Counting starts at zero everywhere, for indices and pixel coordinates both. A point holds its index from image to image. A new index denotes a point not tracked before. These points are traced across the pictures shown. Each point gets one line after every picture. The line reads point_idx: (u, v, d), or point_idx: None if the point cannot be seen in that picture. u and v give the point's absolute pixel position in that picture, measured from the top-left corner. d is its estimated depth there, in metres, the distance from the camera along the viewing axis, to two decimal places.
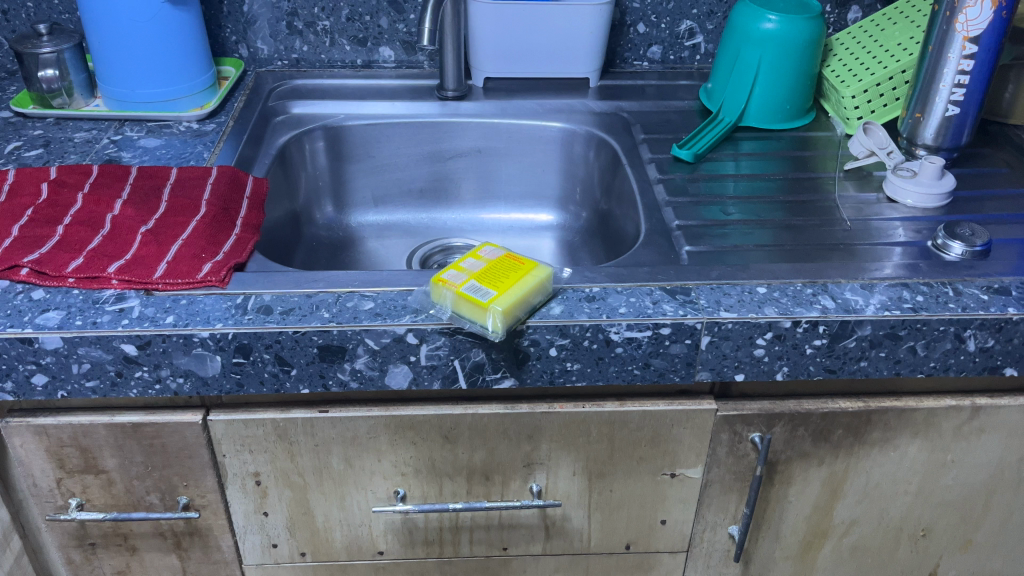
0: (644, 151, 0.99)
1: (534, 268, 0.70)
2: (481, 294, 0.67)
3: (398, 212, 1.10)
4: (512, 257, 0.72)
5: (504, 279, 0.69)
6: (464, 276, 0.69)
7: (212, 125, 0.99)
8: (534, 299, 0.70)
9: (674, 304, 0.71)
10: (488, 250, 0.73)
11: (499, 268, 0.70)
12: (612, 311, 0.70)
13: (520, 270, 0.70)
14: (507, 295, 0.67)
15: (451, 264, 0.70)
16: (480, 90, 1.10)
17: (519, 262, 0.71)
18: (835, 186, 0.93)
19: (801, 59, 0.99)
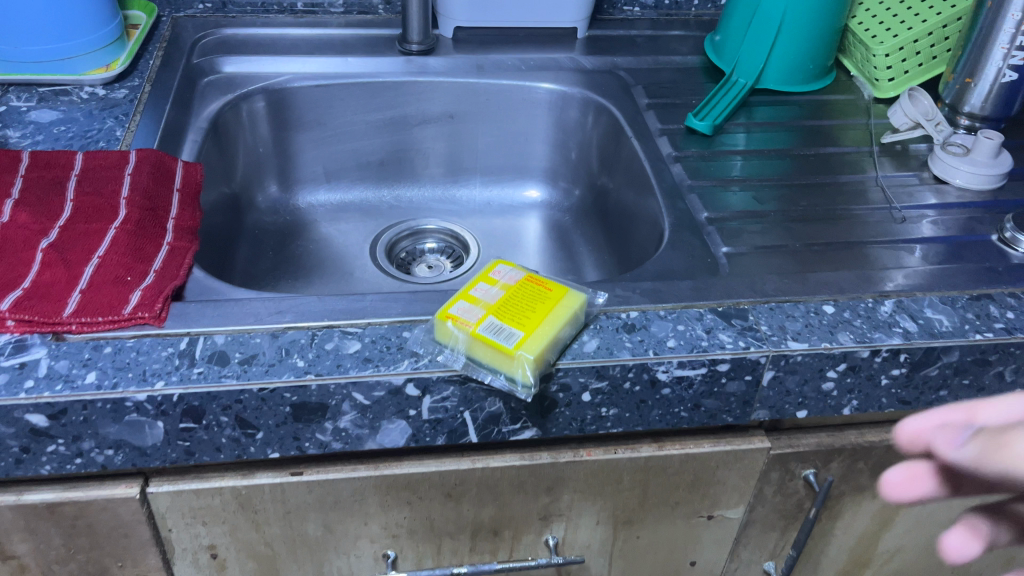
0: (650, 120, 0.85)
1: (564, 296, 0.57)
2: (505, 336, 0.53)
3: (354, 190, 0.93)
4: (533, 282, 0.59)
5: (529, 312, 0.55)
6: (479, 311, 0.55)
7: (123, 90, 0.79)
8: (566, 334, 0.56)
9: (731, 333, 0.58)
10: (502, 275, 0.59)
11: (520, 298, 0.57)
12: (658, 344, 0.57)
13: (547, 300, 0.56)
14: (537, 335, 0.53)
15: (460, 295, 0.56)
16: (448, 42, 0.93)
17: (543, 288, 0.58)
18: (872, 163, 0.80)
19: (829, 11, 0.86)
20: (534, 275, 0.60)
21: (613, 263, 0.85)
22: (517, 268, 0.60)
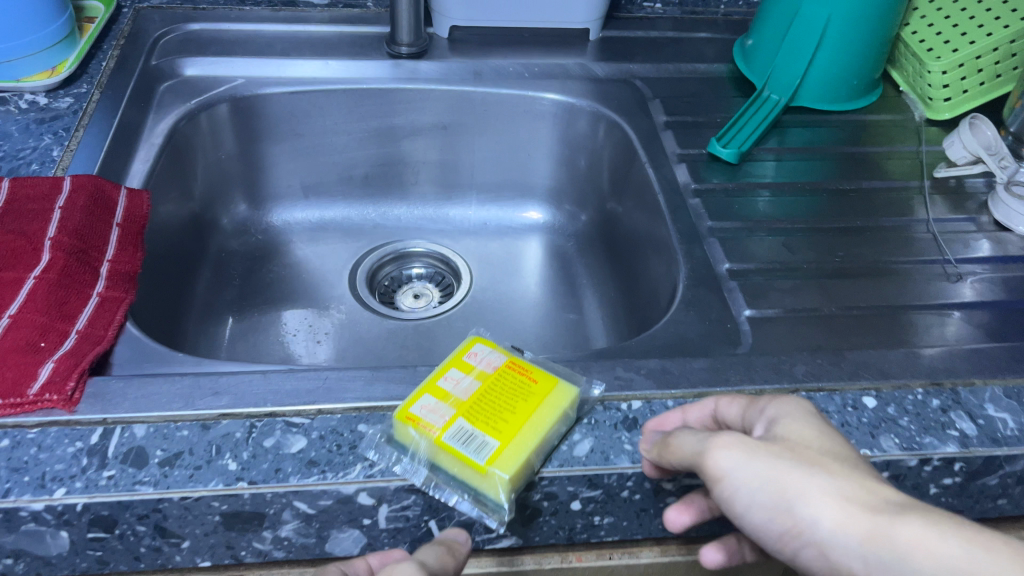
0: (668, 142, 0.74)
1: (551, 389, 0.48)
2: (477, 448, 0.45)
3: (335, 207, 0.84)
4: (514, 370, 0.51)
5: (508, 412, 0.47)
6: (449, 411, 0.47)
7: (68, 98, 0.70)
8: (555, 432, 0.47)
9: None
10: (478, 361, 0.51)
11: (498, 393, 0.49)
12: None
13: (530, 395, 0.48)
14: (515, 445, 0.45)
15: (427, 389, 0.49)
16: (443, 42, 0.82)
17: (526, 378, 0.50)
18: (922, 202, 0.70)
19: (880, 22, 0.74)
20: (517, 359, 0.52)
21: (619, 303, 0.75)
22: (497, 349, 0.53)
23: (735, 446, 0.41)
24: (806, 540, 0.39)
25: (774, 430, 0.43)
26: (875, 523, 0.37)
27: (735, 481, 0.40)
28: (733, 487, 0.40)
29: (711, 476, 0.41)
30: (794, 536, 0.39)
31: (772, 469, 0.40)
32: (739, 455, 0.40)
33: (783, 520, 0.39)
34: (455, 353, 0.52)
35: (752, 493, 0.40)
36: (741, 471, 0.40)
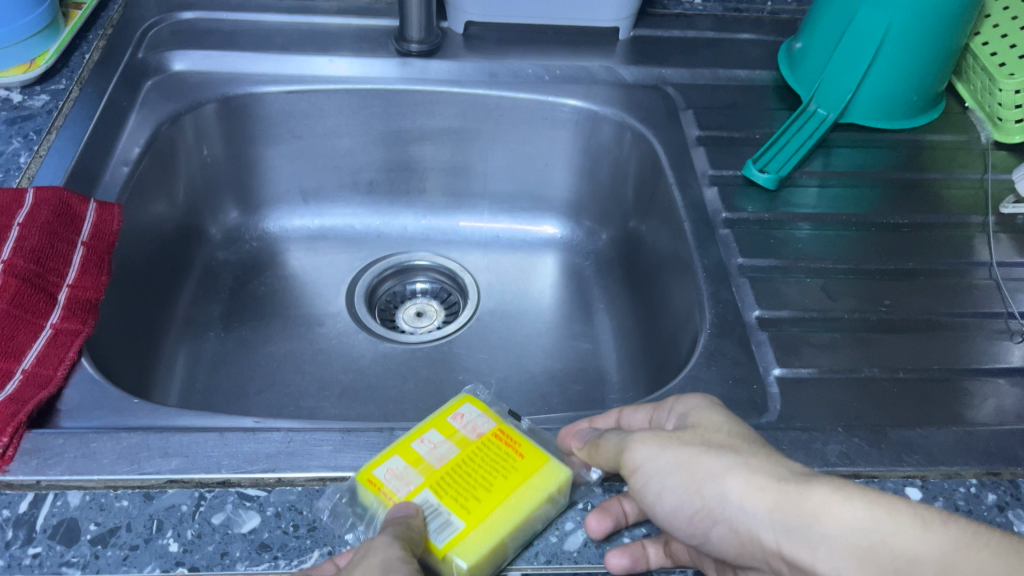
0: (699, 161, 0.67)
1: (540, 464, 0.43)
2: (440, 529, 0.40)
3: (336, 213, 0.78)
4: (501, 436, 0.45)
5: (482, 486, 0.42)
6: (417, 480, 0.42)
7: (44, 96, 0.65)
8: (536, 514, 0.41)
9: None
10: (461, 421, 0.46)
11: (477, 462, 0.43)
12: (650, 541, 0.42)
13: (511, 467, 0.43)
14: (484, 529, 0.39)
15: (400, 451, 0.44)
16: (457, 38, 0.75)
17: (512, 446, 0.44)
18: (983, 242, 0.62)
19: (946, 33, 0.65)
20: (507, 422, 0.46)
21: (636, 336, 0.69)
22: (486, 409, 0.48)
23: (646, 438, 0.40)
24: (716, 520, 0.37)
25: (685, 421, 0.42)
26: (780, 489, 0.35)
27: (648, 473, 0.39)
28: (645, 478, 0.40)
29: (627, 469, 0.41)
30: (704, 515, 0.38)
31: (680, 452, 0.39)
32: (649, 444, 0.40)
33: (693, 501, 0.38)
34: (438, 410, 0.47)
35: (666, 480, 0.39)
36: (650, 459, 0.40)
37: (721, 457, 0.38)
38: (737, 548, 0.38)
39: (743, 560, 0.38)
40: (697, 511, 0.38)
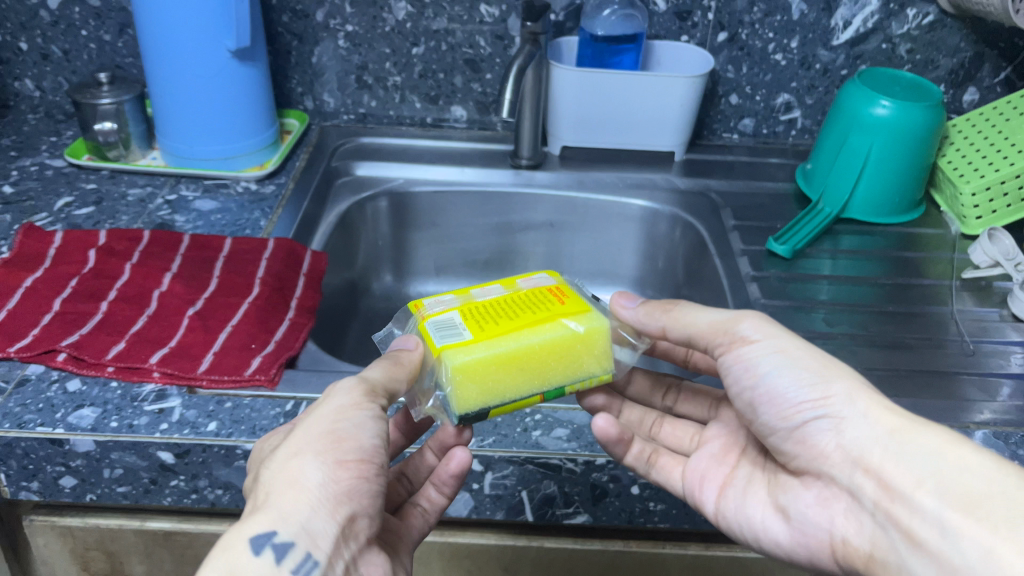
0: (734, 240, 0.91)
1: (566, 312, 0.56)
2: (451, 334, 0.54)
3: (458, 282, 1.05)
4: (538, 296, 0.59)
5: (507, 315, 0.56)
6: (457, 303, 0.58)
7: (272, 186, 0.94)
8: (520, 343, 0.53)
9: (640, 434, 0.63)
10: (527, 282, 0.62)
11: (513, 302, 0.58)
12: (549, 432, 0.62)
13: (538, 307, 0.57)
14: (484, 338, 0.53)
15: (461, 291, 0.61)
16: (554, 158, 1.03)
17: (555, 298, 0.59)
18: (950, 296, 0.83)
19: (915, 150, 0.89)
20: (562, 288, 0.61)
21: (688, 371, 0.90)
22: (551, 279, 0.63)
23: (763, 322, 0.53)
24: (827, 412, 0.50)
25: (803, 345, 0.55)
26: (905, 421, 0.48)
27: (765, 350, 0.52)
28: (755, 351, 0.52)
29: (736, 337, 0.53)
30: (818, 407, 0.50)
31: (822, 361, 0.51)
32: (767, 330, 0.53)
33: (816, 392, 0.50)
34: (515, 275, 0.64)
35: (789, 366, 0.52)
36: (771, 341, 0.52)
37: (854, 381, 0.50)
38: (831, 447, 0.50)
39: (828, 460, 0.50)
40: (817, 398, 0.50)
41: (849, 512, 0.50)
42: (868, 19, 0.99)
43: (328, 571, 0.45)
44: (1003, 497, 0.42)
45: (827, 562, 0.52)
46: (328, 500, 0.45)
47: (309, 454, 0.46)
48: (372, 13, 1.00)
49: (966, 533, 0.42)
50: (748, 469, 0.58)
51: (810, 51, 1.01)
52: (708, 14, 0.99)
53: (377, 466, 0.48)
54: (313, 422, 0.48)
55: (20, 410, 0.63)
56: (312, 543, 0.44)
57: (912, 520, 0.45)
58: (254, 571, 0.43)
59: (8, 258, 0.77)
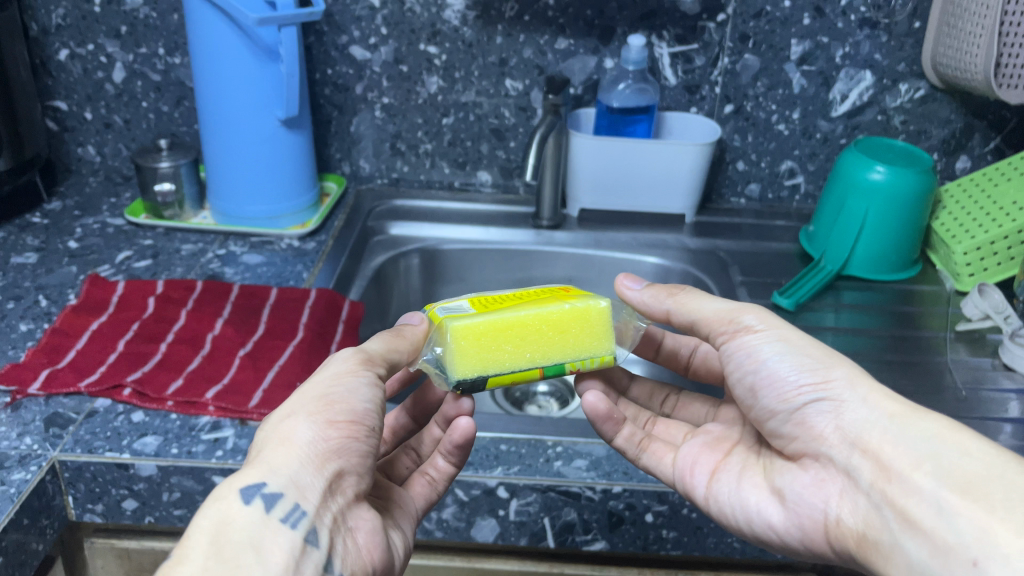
0: (742, 294, 0.97)
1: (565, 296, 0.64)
2: (458, 311, 0.62)
3: None
4: (542, 292, 0.67)
5: (511, 300, 0.64)
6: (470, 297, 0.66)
7: (313, 243, 1.02)
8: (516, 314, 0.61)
9: None
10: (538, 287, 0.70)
11: (520, 294, 0.66)
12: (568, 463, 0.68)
13: (541, 295, 0.65)
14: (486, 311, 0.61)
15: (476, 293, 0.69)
16: (573, 220, 1.11)
17: (559, 292, 0.66)
18: (945, 347, 0.89)
19: (909, 213, 0.96)
20: (568, 288, 0.69)
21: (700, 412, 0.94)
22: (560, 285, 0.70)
23: (765, 314, 0.60)
24: (828, 394, 0.56)
25: None
26: (903, 408, 0.54)
27: (766, 336, 0.58)
28: (755, 335, 0.59)
29: (734, 321, 0.60)
30: (818, 389, 0.56)
31: (822, 351, 0.58)
32: (768, 321, 0.59)
33: (817, 376, 0.56)
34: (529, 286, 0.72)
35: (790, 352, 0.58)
36: (775, 330, 0.59)
37: (853, 371, 0.56)
38: (829, 428, 0.55)
39: (827, 441, 0.55)
40: (818, 382, 0.56)
41: (844, 493, 0.55)
42: (863, 93, 1.07)
43: (316, 521, 0.50)
44: (997, 480, 0.48)
45: (819, 542, 0.56)
46: (318, 454, 0.51)
47: (303, 415, 0.53)
48: (408, 87, 1.10)
49: (964, 511, 0.47)
50: (741, 457, 0.63)
51: (810, 122, 1.10)
52: (715, 88, 1.08)
53: (366, 426, 0.54)
54: (311, 387, 0.55)
55: (90, 437, 0.69)
56: (300, 495, 0.50)
57: (910, 499, 0.50)
58: (244, 516, 0.48)
59: (76, 304, 0.85)
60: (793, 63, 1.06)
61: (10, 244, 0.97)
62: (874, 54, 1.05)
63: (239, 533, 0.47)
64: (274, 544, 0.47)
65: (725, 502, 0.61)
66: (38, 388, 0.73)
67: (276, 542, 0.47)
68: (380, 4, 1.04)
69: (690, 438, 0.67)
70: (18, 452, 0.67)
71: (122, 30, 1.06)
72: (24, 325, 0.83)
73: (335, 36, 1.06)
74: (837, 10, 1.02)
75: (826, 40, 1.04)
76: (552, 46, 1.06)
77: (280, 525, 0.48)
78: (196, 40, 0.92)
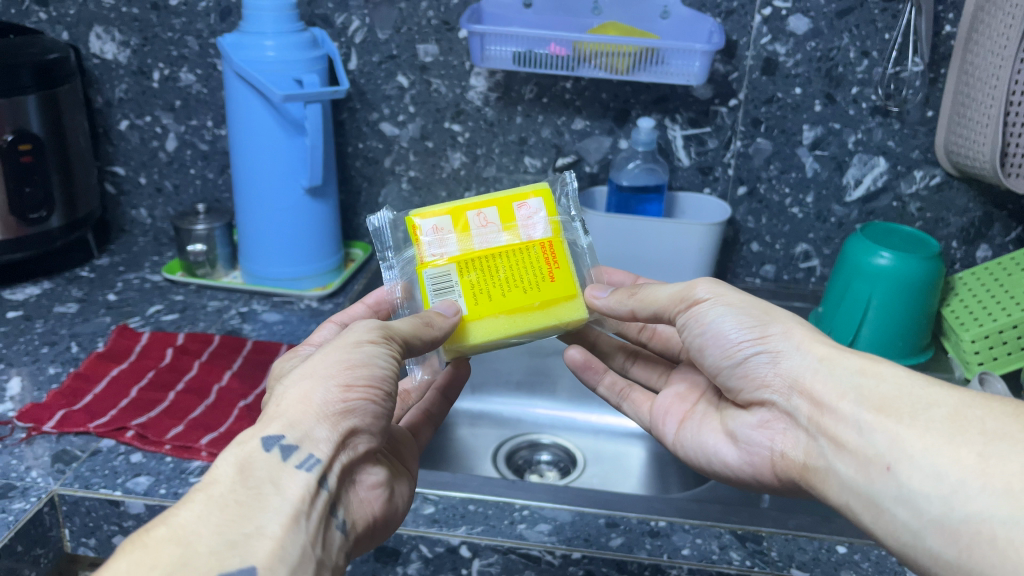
0: None
1: (550, 296, 0.68)
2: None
3: (492, 402, 1.13)
4: (528, 252, 0.69)
5: (500, 286, 0.68)
6: (455, 254, 0.68)
7: (330, 305, 1.07)
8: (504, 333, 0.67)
9: (618, 534, 0.69)
10: (527, 227, 0.70)
11: (505, 264, 0.68)
12: (531, 527, 0.70)
13: (526, 281, 0.68)
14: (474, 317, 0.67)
15: (459, 223, 0.69)
16: None
17: (544, 267, 0.69)
18: None
19: (915, 299, 0.96)
20: (554, 244, 0.70)
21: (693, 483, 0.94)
22: (549, 225, 0.70)
23: (712, 284, 0.65)
24: (765, 346, 0.61)
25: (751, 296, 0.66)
26: (830, 350, 0.58)
27: (715, 302, 0.64)
28: (705, 305, 0.64)
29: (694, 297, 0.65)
30: (758, 344, 0.61)
31: (762, 308, 0.63)
32: (717, 291, 0.64)
33: (755, 333, 0.61)
34: (514, 198, 0.70)
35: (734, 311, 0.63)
36: (719, 296, 0.64)
37: (789, 324, 0.61)
38: (770, 376, 0.61)
39: (768, 387, 0.61)
40: (757, 337, 0.61)
41: (786, 430, 0.61)
42: (877, 179, 1.08)
43: (327, 469, 0.53)
44: (908, 395, 0.53)
45: (766, 474, 0.63)
46: (335, 412, 0.55)
47: (322, 378, 0.56)
48: (433, 161, 1.16)
49: (879, 426, 0.52)
50: (704, 406, 0.71)
51: (824, 206, 1.11)
52: (728, 170, 1.11)
53: (382, 390, 0.57)
54: (334, 350, 0.58)
55: (89, 474, 0.74)
56: (313, 446, 0.53)
57: (837, 428, 0.55)
58: (264, 460, 0.52)
59: (101, 352, 0.92)
60: (805, 148, 1.08)
61: (56, 294, 1.06)
62: (887, 141, 1.06)
63: (260, 470, 0.51)
64: (293, 483, 0.51)
65: (688, 446, 0.70)
66: (51, 427, 0.79)
67: (293, 482, 0.51)
68: (409, 84, 1.11)
69: (668, 386, 0.77)
70: (23, 484, 0.73)
71: (176, 104, 1.16)
72: (53, 368, 0.90)
73: (367, 113, 1.14)
74: (848, 98, 1.04)
75: (839, 126, 1.06)
76: (569, 126, 1.11)
77: (296, 471, 0.52)
78: (234, 114, 1.00)
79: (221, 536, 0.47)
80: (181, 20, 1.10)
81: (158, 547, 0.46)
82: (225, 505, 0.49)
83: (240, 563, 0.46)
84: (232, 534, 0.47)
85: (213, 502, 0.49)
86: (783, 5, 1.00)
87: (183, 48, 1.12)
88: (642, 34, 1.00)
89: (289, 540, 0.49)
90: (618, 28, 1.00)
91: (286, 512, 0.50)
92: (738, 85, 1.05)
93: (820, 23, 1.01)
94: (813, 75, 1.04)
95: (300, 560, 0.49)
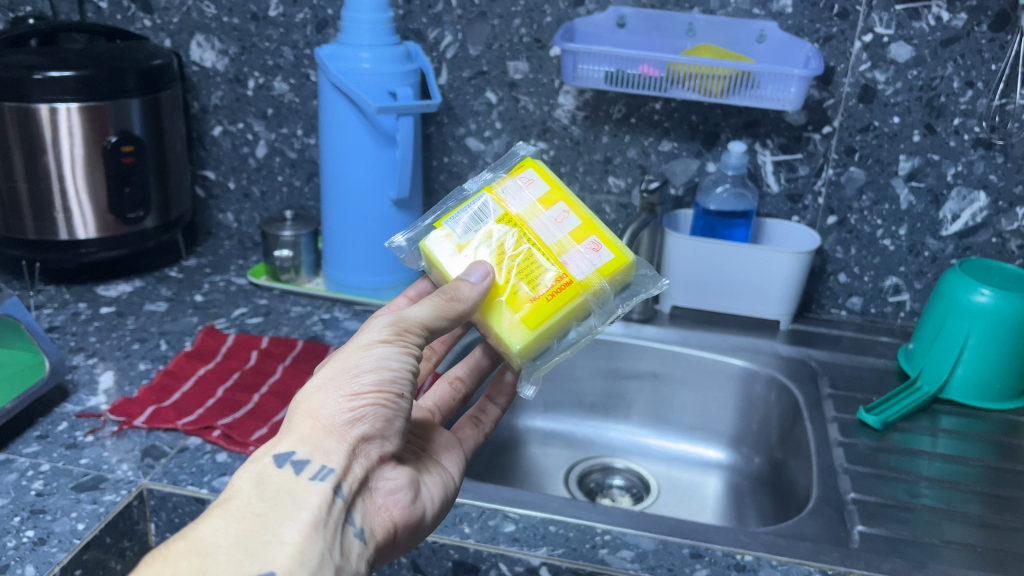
0: (828, 407, 0.95)
1: (514, 308, 0.64)
2: (462, 223, 0.67)
3: (565, 423, 1.11)
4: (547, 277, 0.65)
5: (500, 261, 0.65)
6: (511, 209, 0.68)
7: None
8: None
9: (703, 567, 0.67)
10: (575, 256, 0.66)
11: (524, 255, 0.66)
12: (614, 550, 0.68)
13: (515, 283, 0.64)
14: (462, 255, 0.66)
15: (544, 201, 0.68)
16: (665, 315, 1.11)
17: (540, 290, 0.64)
18: None
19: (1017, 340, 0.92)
20: (573, 287, 0.65)
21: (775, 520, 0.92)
22: (588, 274, 0.66)
23: None
24: None
25: None
26: None
27: None
28: None
29: None
30: None
31: None
32: None
33: None
34: (596, 235, 0.68)
35: None
36: None
37: None
38: None
39: None
40: None
41: None
42: (975, 214, 1.04)
43: (342, 478, 0.55)
44: None
45: None
46: (343, 422, 0.56)
47: (330, 389, 0.57)
48: None
49: None
50: None
51: (918, 240, 1.08)
52: (818, 198, 1.08)
53: (394, 393, 0.57)
54: (344, 354, 0.59)
55: (178, 470, 0.75)
56: (324, 458, 0.55)
57: None
58: (278, 477, 0.54)
59: (190, 351, 0.93)
60: (901, 178, 1.05)
61: (147, 292, 1.08)
62: (989, 174, 1.02)
63: (275, 485, 0.54)
64: (309, 494, 0.54)
65: None
66: (142, 422, 0.80)
67: (308, 493, 0.54)
68: (498, 100, 1.12)
69: None
70: (114, 477, 0.74)
71: (269, 112, 1.19)
72: (143, 364, 0.92)
73: (454, 128, 1.15)
74: (949, 129, 1.01)
75: (938, 158, 1.03)
76: (656, 147, 1.10)
77: (311, 482, 0.54)
78: (325, 124, 1.02)
79: (240, 545, 0.50)
80: (279, 31, 1.13)
81: (177, 558, 0.49)
82: (243, 518, 0.51)
83: (259, 568, 0.49)
84: (251, 544, 0.50)
85: (233, 514, 0.52)
86: (886, 31, 0.98)
87: (279, 58, 1.15)
88: (737, 58, 0.99)
89: (308, 547, 0.51)
90: (713, 50, 0.99)
91: (306, 519, 0.53)
92: (834, 112, 1.03)
93: (923, 51, 0.98)
94: (913, 104, 1.01)
95: (318, 564, 0.51)
